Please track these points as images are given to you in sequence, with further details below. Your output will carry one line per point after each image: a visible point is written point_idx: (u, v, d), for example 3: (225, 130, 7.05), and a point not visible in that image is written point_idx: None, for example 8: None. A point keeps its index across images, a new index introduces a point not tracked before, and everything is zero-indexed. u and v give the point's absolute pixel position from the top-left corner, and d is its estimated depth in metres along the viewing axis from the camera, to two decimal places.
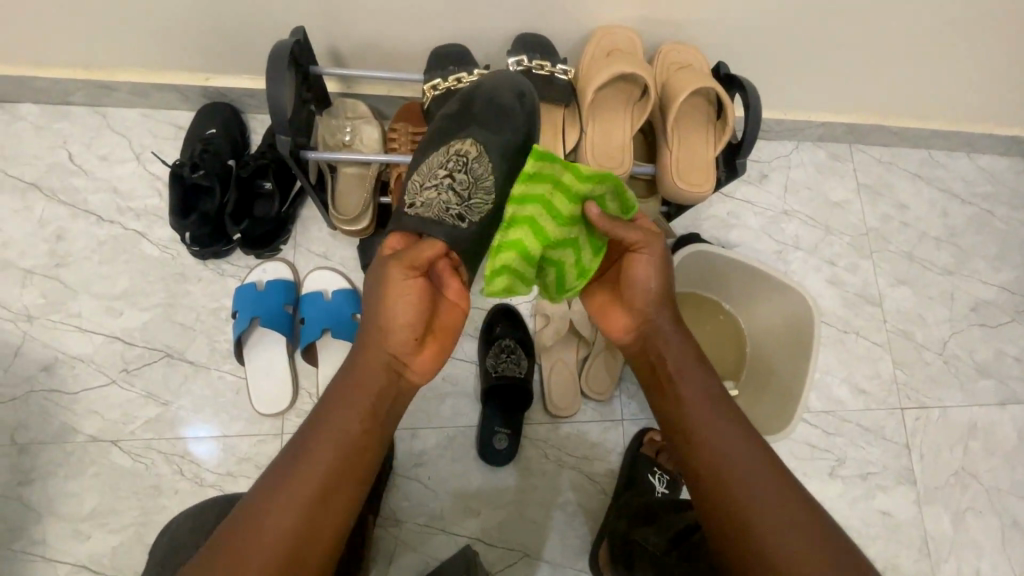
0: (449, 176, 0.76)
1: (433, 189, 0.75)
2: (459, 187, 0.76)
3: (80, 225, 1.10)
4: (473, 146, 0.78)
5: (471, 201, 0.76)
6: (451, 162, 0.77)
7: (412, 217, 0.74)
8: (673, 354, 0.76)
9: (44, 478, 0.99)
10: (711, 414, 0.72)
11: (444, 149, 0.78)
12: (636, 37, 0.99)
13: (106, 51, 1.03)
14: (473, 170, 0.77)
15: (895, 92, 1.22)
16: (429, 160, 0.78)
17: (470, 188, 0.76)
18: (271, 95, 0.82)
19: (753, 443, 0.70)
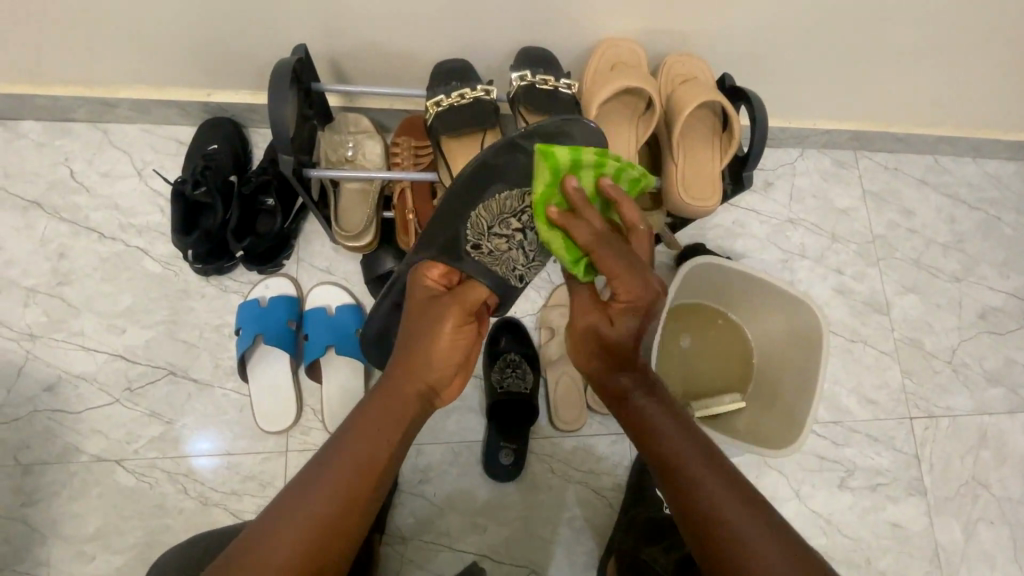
0: (521, 231, 0.81)
1: (504, 242, 0.80)
2: (528, 247, 0.82)
3: (82, 242, 1.09)
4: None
5: (533, 262, 0.83)
6: (524, 214, 0.81)
7: (474, 262, 0.79)
8: (649, 402, 0.71)
9: (47, 499, 0.98)
10: (698, 463, 0.66)
11: (518, 194, 0.80)
12: (640, 49, 0.98)
13: (108, 69, 1.03)
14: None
15: (902, 99, 1.21)
16: (501, 198, 0.80)
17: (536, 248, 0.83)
18: (272, 113, 0.82)
19: (742, 490, 0.65)
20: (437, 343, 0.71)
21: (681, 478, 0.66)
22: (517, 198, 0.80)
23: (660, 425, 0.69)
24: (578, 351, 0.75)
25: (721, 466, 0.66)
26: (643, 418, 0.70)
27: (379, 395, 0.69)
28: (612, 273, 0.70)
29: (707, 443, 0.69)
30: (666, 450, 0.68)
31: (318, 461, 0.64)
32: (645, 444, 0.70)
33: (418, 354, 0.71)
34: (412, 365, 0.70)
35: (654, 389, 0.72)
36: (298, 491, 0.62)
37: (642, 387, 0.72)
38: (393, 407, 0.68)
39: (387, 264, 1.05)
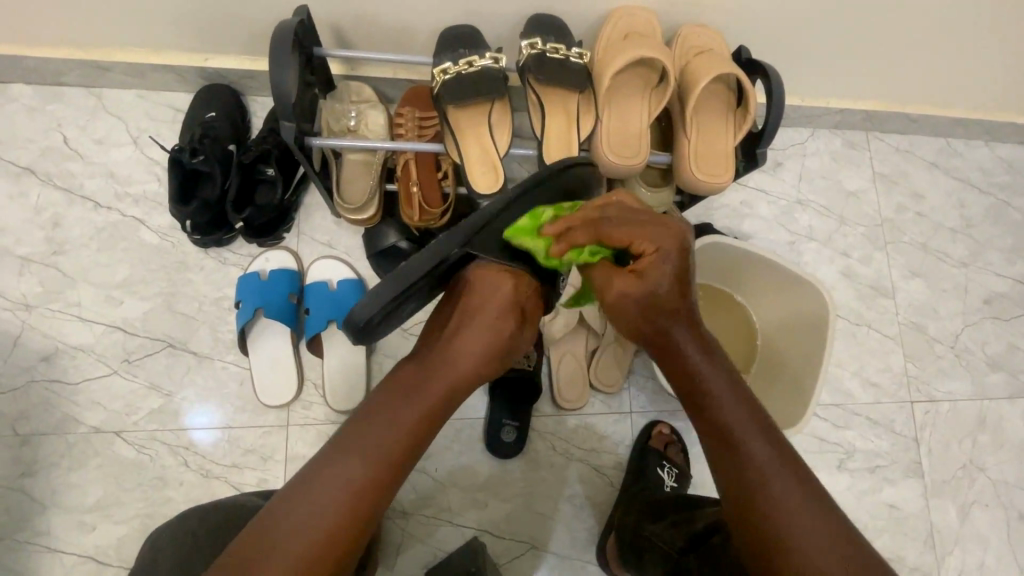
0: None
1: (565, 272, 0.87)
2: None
3: (78, 211, 1.07)
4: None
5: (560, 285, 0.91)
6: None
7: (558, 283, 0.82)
8: (709, 370, 0.72)
9: (47, 469, 0.98)
10: (758, 441, 0.68)
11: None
12: (654, 19, 0.94)
13: (101, 30, 0.99)
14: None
15: (918, 79, 1.18)
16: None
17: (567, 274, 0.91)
18: (274, 79, 0.79)
19: (801, 479, 0.66)
20: (480, 343, 0.72)
21: (743, 451, 0.67)
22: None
23: (722, 397, 0.70)
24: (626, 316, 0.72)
25: (772, 433, 0.69)
26: (706, 389, 0.71)
27: (406, 384, 0.69)
28: (627, 239, 0.69)
29: (765, 417, 0.71)
30: (728, 424, 0.69)
31: (341, 442, 0.65)
32: (702, 416, 0.72)
33: (465, 351, 0.71)
34: (448, 360, 0.71)
35: (712, 355, 0.72)
36: (316, 476, 0.63)
37: (705, 354, 0.72)
38: (423, 394, 0.68)
39: (390, 238, 1.03)
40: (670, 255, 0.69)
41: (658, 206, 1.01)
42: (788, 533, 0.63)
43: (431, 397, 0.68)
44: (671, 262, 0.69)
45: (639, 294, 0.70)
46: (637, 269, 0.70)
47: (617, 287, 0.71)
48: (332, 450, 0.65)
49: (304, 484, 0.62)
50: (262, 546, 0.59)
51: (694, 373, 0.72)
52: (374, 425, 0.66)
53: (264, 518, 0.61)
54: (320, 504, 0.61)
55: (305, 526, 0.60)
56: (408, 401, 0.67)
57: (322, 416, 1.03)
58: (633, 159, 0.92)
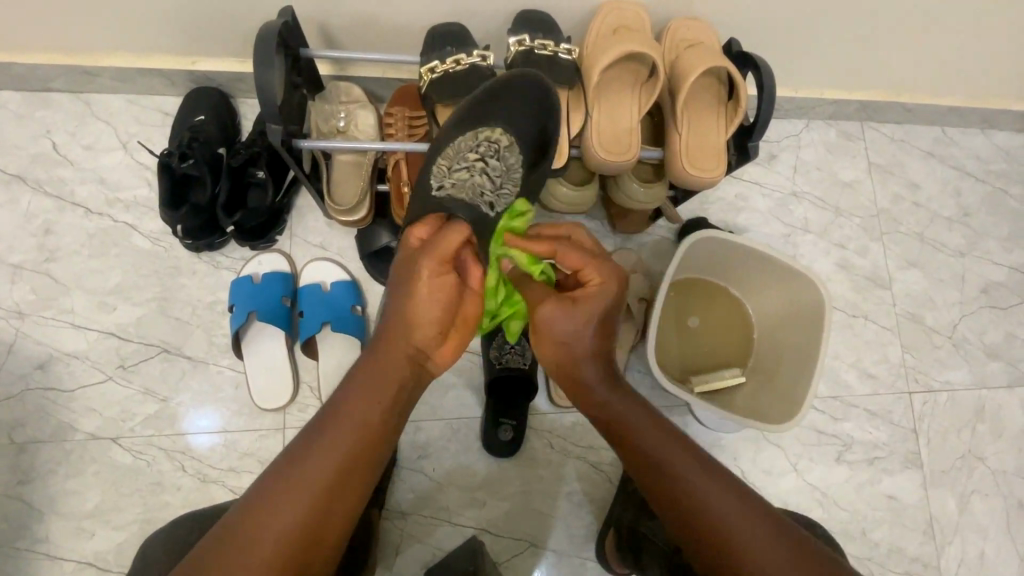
0: (479, 161, 0.78)
1: (466, 172, 0.77)
2: (491, 173, 0.78)
3: (69, 217, 1.06)
4: (505, 137, 0.80)
5: (502, 192, 0.78)
6: (480, 147, 0.79)
7: (444, 197, 0.75)
8: (619, 402, 0.74)
9: (44, 476, 0.98)
10: (673, 455, 0.70)
11: (471, 134, 0.80)
12: (643, 12, 0.93)
13: (88, 35, 0.99)
14: (505, 158, 0.80)
15: (912, 67, 1.17)
16: (457, 140, 0.80)
17: (500, 175, 0.78)
18: (258, 80, 0.78)
19: (719, 478, 0.69)
20: (418, 310, 0.67)
21: (664, 470, 0.70)
22: (469, 139, 0.80)
23: (635, 425, 0.73)
24: (556, 348, 0.73)
25: (698, 454, 0.71)
26: (627, 426, 0.73)
27: (367, 369, 0.69)
28: (576, 266, 0.72)
29: (685, 436, 0.73)
30: (643, 454, 0.71)
31: (306, 434, 0.66)
32: (623, 446, 0.74)
33: (399, 320, 0.68)
34: (396, 336, 0.68)
35: (619, 386, 0.75)
36: (284, 465, 0.64)
37: (613, 385, 0.75)
38: (381, 377, 0.68)
39: (382, 240, 1.04)
40: (603, 295, 0.71)
41: (653, 201, 1.00)
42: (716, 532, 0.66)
43: (393, 377, 0.68)
44: (608, 300, 0.71)
45: (568, 322, 0.71)
46: (576, 296, 0.71)
47: (547, 308, 0.71)
48: (302, 445, 0.65)
49: (280, 484, 0.62)
50: (244, 541, 0.60)
51: (605, 414, 0.74)
52: (335, 414, 0.66)
53: (243, 520, 0.61)
54: (290, 488, 0.62)
55: (278, 516, 0.61)
56: (371, 389, 0.67)
57: None
58: (624, 154, 0.91)
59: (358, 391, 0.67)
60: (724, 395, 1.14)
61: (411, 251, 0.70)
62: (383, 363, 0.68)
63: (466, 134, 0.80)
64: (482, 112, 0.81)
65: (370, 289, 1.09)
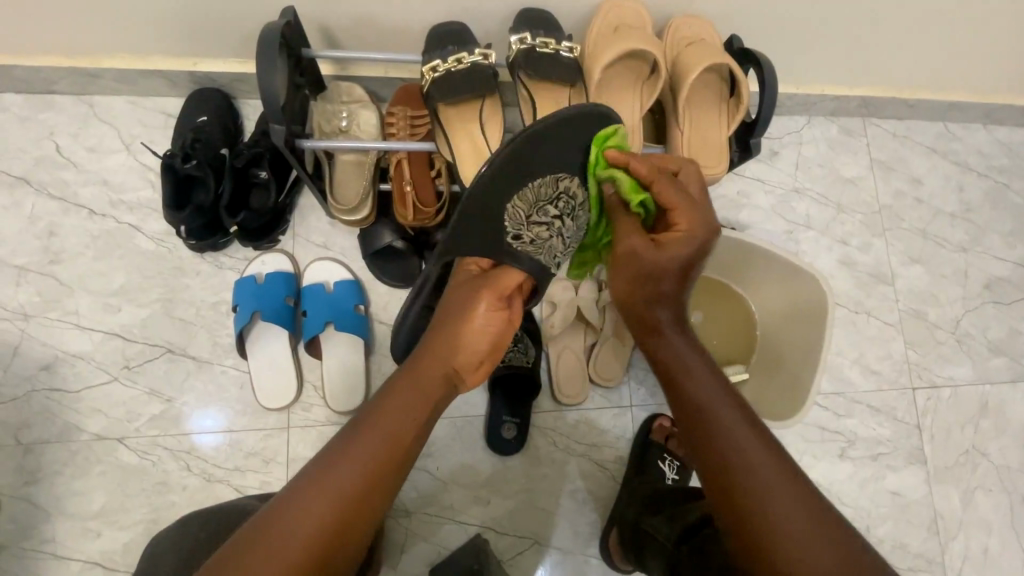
0: (558, 218, 0.81)
1: (545, 229, 0.80)
2: (564, 234, 0.82)
3: (73, 219, 1.07)
4: (581, 193, 0.84)
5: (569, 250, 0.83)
6: (559, 201, 0.82)
7: (525, 255, 0.78)
8: (680, 349, 0.73)
9: (51, 477, 0.98)
10: (728, 416, 0.68)
11: (552, 181, 0.81)
12: (644, 9, 0.93)
13: (90, 38, 0.99)
14: (578, 217, 0.83)
15: (913, 63, 1.17)
16: (535, 187, 0.81)
17: (571, 236, 0.83)
18: (261, 82, 0.79)
19: (775, 450, 0.66)
20: (463, 331, 0.70)
21: (714, 424, 0.68)
22: (546, 182, 0.81)
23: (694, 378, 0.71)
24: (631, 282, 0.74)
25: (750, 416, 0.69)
26: (688, 371, 0.72)
27: (402, 381, 0.69)
28: (672, 204, 0.74)
29: (739, 395, 0.71)
30: (704, 408, 0.69)
31: (338, 441, 0.65)
32: (677, 397, 0.72)
33: (443, 342, 0.70)
34: (438, 351, 0.70)
35: (688, 334, 0.75)
36: (314, 470, 0.63)
37: (681, 331, 0.74)
38: (418, 388, 0.68)
39: (384, 239, 1.03)
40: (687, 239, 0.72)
41: None
42: (760, 501, 0.62)
43: (428, 389, 0.68)
44: (694, 248, 0.72)
45: (646, 257, 0.73)
46: (658, 238, 0.73)
47: (631, 240, 0.74)
48: (330, 451, 0.64)
49: (308, 485, 0.61)
50: (267, 542, 0.58)
51: (671, 355, 0.73)
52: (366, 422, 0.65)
53: (269, 522, 0.59)
54: (317, 497, 0.61)
55: (302, 524, 0.59)
56: (405, 398, 0.67)
57: (323, 417, 1.04)
58: None
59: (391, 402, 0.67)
60: None
61: (468, 282, 0.75)
62: (418, 378, 0.68)
63: (545, 179, 0.81)
64: (565, 162, 0.82)
65: (373, 289, 1.09)
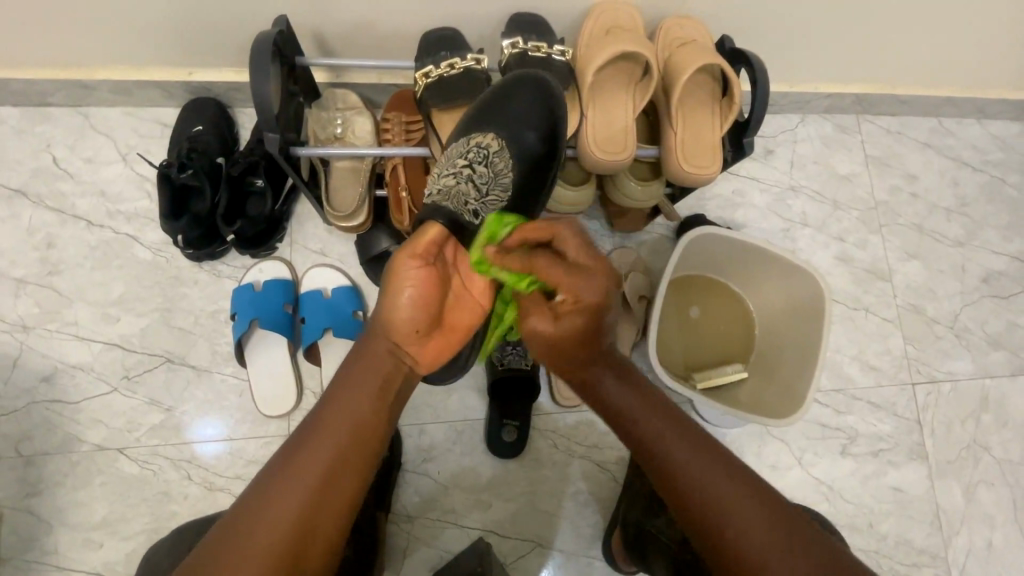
0: (468, 167, 0.79)
1: (453, 178, 0.78)
2: (479, 180, 0.79)
3: (70, 231, 1.07)
4: (495, 142, 0.82)
5: (488, 197, 0.79)
6: (471, 152, 0.81)
7: (432, 202, 0.75)
8: (621, 391, 0.72)
9: (52, 489, 0.98)
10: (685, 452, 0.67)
11: (464, 140, 0.82)
12: (635, 12, 0.94)
13: (86, 50, 1.00)
14: (493, 164, 0.81)
15: (905, 59, 1.17)
16: (449, 148, 0.82)
17: (487, 183, 0.80)
18: (256, 90, 0.79)
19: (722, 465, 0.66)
20: (396, 308, 0.68)
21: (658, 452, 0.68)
22: (461, 143, 0.81)
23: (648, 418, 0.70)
24: (553, 349, 0.71)
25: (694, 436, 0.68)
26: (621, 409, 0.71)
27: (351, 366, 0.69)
28: (558, 280, 0.68)
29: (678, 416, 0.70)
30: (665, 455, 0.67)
31: (302, 433, 0.65)
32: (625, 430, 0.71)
33: (377, 320, 0.69)
34: (377, 330, 0.69)
35: (624, 376, 0.73)
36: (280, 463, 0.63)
37: (615, 378, 0.72)
38: (367, 370, 0.68)
39: (382, 244, 1.04)
40: (583, 310, 0.68)
41: (650, 199, 1.01)
42: (729, 532, 0.63)
43: (377, 369, 0.68)
44: (588, 314, 0.68)
45: (548, 334, 0.70)
46: (558, 313, 0.70)
47: (534, 322, 0.71)
48: (297, 441, 0.64)
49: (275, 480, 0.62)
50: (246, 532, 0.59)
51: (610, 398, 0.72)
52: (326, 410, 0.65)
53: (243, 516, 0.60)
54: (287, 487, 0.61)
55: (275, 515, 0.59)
56: (359, 380, 0.67)
57: None
58: (619, 153, 0.91)
59: (344, 386, 0.67)
60: (726, 391, 1.15)
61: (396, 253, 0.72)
62: (366, 358, 0.68)
63: (458, 140, 0.82)
64: (486, 118, 0.83)
65: (371, 294, 1.09)
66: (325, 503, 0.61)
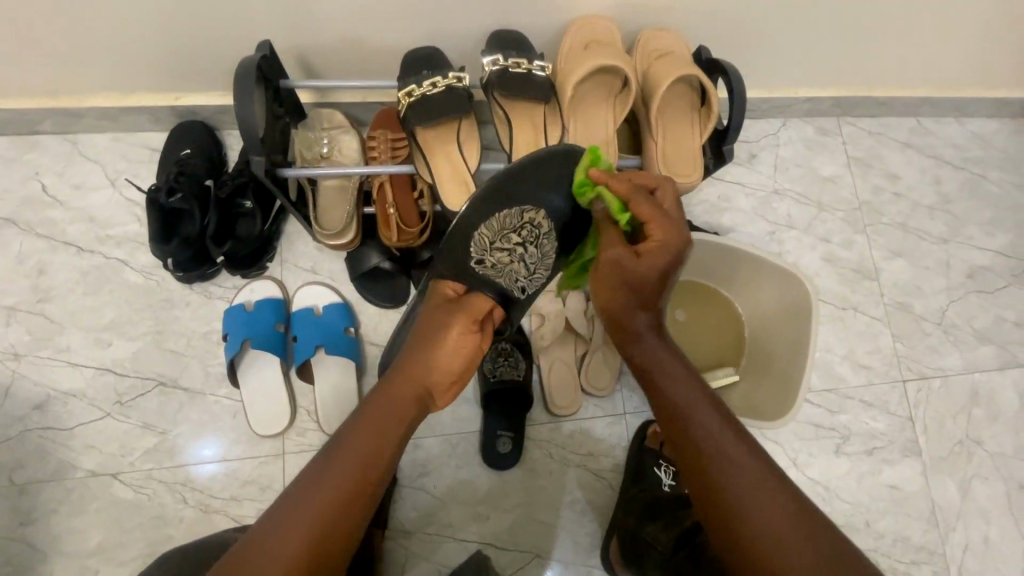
0: (520, 245, 0.84)
1: (506, 256, 0.83)
2: (528, 259, 0.84)
3: (61, 257, 1.07)
4: (546, 222, 0.85)
5: (534, 276, 0.85)
6: (524, 229, 0.84)
7: (483, 277, 0.81)
8: (661, 356, 0.75)
9: (46, 516, 0.98)
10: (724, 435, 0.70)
11: (518, 211, 0.84)
12: (613, 26, 0.96)
13: (74, 79, 1.01)
14: (541, 245, 0.85)
15: (881, 62, 1.20)
16: (502, 215, 0.83)
17: (535, 262, 0.85)
18: (240, 113, 0.80)
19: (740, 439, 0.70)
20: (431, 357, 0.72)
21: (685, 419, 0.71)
22: (516, 215, 0.84)
23: (694, 405, 0.72)
24: (608, 286, 0.75)
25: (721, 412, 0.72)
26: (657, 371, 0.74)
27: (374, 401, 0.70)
28: (646, 217, 0.73)
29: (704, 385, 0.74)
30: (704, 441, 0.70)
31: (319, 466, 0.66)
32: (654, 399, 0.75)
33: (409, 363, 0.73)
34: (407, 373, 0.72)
35: (665, 338, 0.77)
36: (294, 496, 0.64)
37: (659, 336, 0.76)
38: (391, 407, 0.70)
39: (372, 260, 1.05)
40: (667, 251, 0.72)
41: None
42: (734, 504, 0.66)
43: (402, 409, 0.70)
44: (671, 259, 0.72)
45: (629, 268, 0.73)
46: (639, 250, 0.73)
47: (614, 250, 0.73)
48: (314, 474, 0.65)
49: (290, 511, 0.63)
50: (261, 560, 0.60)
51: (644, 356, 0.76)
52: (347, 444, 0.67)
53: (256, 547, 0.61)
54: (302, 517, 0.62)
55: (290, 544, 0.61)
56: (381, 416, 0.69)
57: (318, 442, 1.04)
58: None
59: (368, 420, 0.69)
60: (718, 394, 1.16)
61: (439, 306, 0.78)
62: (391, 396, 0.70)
63: (511, 208, 0.84)
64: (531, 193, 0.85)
65: (363, 310, 1.10)
66: (343, 521, 0.63)
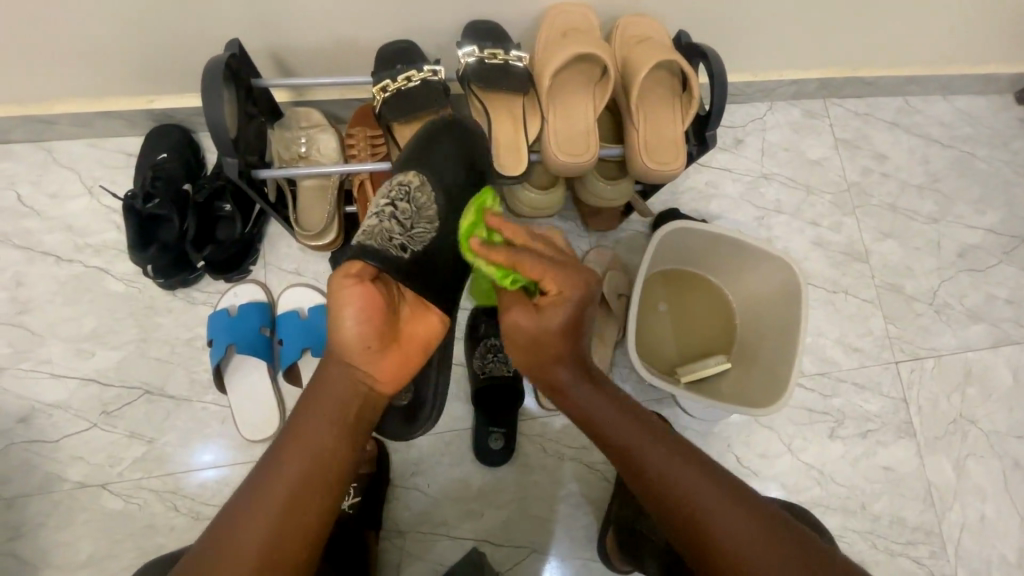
0: (391, 206, 0.72)
1: (374, 218, 0.70)
2: (402, 217, 0.71)
3: (39, 267, 1.06)
4: (418, 178, 0.76)
5: (415, 232, 0.71)
6: (395, 193, 0.73)
7: (359, 242, 0.66)
8: (595, 399, 0.72)
9: (35, 530, 0.97)
10: (691, 478, 0.66)
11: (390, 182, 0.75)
12: (590, 13, 0.94)
13: (44, 87, 0.99)
14: (416, 200, 0.74)
15: (865, 42, 1.18)
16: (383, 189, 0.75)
17: (412, 220, 0.72)
18: (209, 116, 0.78)
19: (701, 474, 0.67)
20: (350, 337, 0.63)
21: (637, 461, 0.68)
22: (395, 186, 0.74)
23: (642, 445, 0.69)
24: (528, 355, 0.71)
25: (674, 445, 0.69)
26: (595, 418, 0.71)
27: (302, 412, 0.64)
28: (539, 274, 0.67)
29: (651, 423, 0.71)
30: (677, 495, 0.66)
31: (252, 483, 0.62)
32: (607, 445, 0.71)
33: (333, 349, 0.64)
34: (329, 372, 0.64)
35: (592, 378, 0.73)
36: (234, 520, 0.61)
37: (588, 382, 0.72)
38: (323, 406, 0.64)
39: None
40: (568, 303, 0.68)
41: (621, 198, 1.02)
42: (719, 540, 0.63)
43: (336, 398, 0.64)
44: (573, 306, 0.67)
45: (530, 326, 0.68)
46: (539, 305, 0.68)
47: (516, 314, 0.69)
48: (250, 493, 0.61)
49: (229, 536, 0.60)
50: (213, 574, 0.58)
51: (580, 407, 0.72)
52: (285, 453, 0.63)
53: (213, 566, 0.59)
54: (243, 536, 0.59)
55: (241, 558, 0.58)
56: (312, 417, 0.64)
57: None
58: (582, 155, 0.91)
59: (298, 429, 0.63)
60: (711, 383, 1.15)
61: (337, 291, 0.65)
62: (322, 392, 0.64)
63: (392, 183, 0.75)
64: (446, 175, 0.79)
65: None
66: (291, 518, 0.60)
